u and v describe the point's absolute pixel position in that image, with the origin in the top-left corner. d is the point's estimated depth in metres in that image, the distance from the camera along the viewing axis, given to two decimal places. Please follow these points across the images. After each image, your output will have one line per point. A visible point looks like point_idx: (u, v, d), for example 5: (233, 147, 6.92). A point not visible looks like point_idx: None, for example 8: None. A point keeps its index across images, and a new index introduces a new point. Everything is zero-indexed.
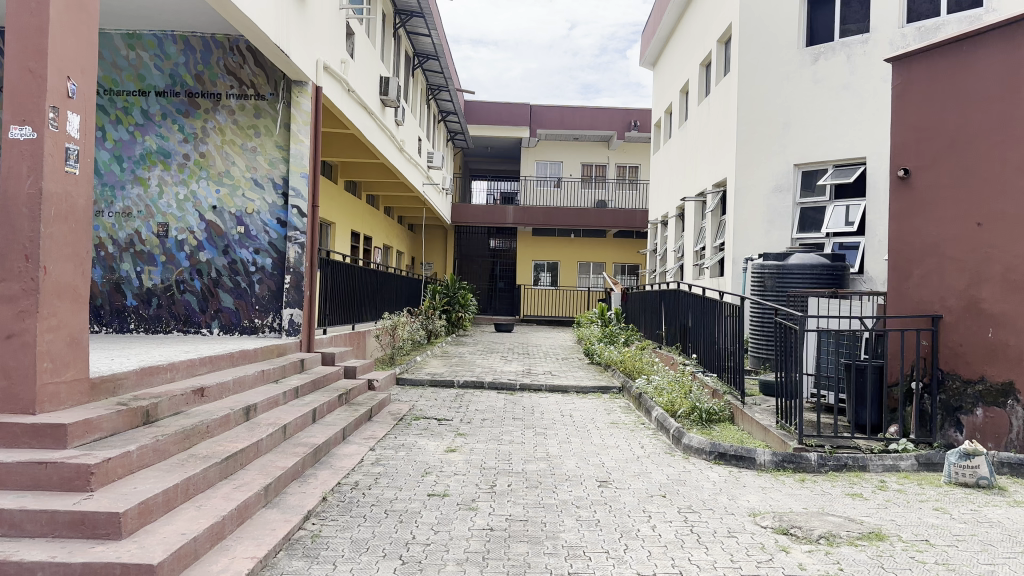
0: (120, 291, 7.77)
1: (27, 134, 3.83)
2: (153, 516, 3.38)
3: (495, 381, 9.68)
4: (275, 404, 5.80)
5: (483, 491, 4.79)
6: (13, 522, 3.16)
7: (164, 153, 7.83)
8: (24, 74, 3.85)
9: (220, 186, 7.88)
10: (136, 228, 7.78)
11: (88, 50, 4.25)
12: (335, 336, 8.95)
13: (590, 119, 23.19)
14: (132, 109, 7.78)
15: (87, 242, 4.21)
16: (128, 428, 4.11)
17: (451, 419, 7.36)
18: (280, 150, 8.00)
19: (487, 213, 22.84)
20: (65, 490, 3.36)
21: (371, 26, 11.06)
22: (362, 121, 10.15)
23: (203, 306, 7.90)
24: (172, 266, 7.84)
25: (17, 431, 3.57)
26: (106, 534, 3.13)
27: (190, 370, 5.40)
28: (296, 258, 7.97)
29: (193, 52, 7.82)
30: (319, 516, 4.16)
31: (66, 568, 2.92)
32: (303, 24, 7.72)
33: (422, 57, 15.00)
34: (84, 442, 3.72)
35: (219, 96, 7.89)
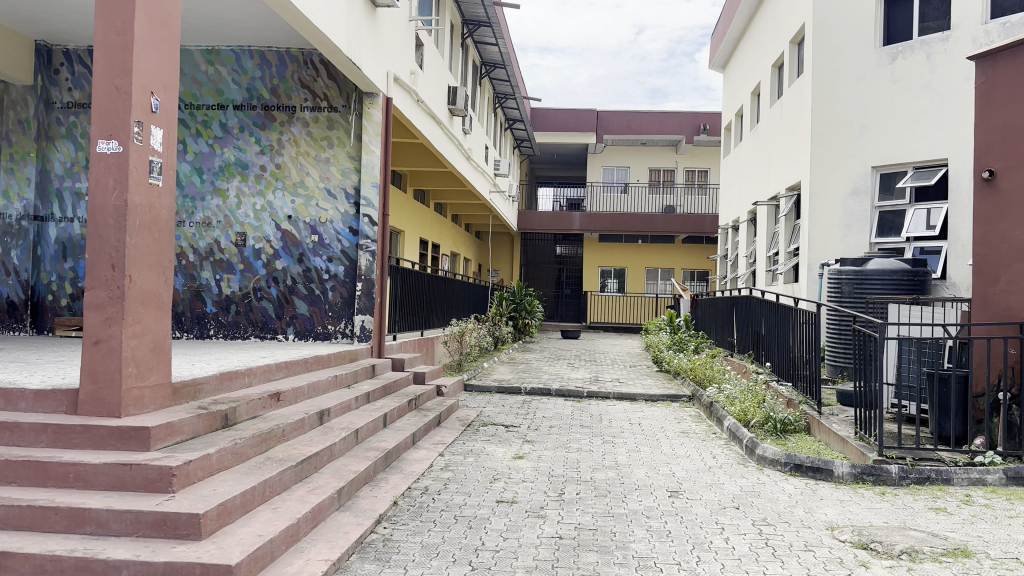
0: (200, 299, 8.09)
1: (114, 147, 4.01)
2: (232, 516, 3.49)
3: (562, 388, 9.64)
4: (347, 408, 5.90)
5: (552, 499, 4.77)
6: (99, 521, 3.29)
7: (242, 165, 8.12)
8: (110, 91, 4.04)
9: (294, 197, 8.11)
10: (215, 238, 8.11)
11: (171, 66, 4.43)
12: (404, 342, 9.06)
13: (658, 124, 22.98)
14: (212, 123, 8.10)
15: (170, 251, 4.39)
16: (207, 431, 4.25)
17: (518, 426, 7.37)
18: (352, 160, 8.14)
19: (554, 219, 22.81)
20: (149, 491, 3.50)
21: (440, 37, 11.22)
22: (431, 130, 10.30)
23: (279, 312, 8.14)
24: (250, 274, 8.11)
25: (105, 433, 3.74)
26: (187, 535, 3.24)
27: (266, 375, 5.55)
28: (368, 266, 8.09)
29: (268, 66, 8.08)
30: (389, 520, 4.22)
31: (150, 567, 3.03)
32: (374, 36, 7.88)
33: (489, 66, 15.13)
34: (166, 445, 3.86)
35: (295, 109, 8.11)
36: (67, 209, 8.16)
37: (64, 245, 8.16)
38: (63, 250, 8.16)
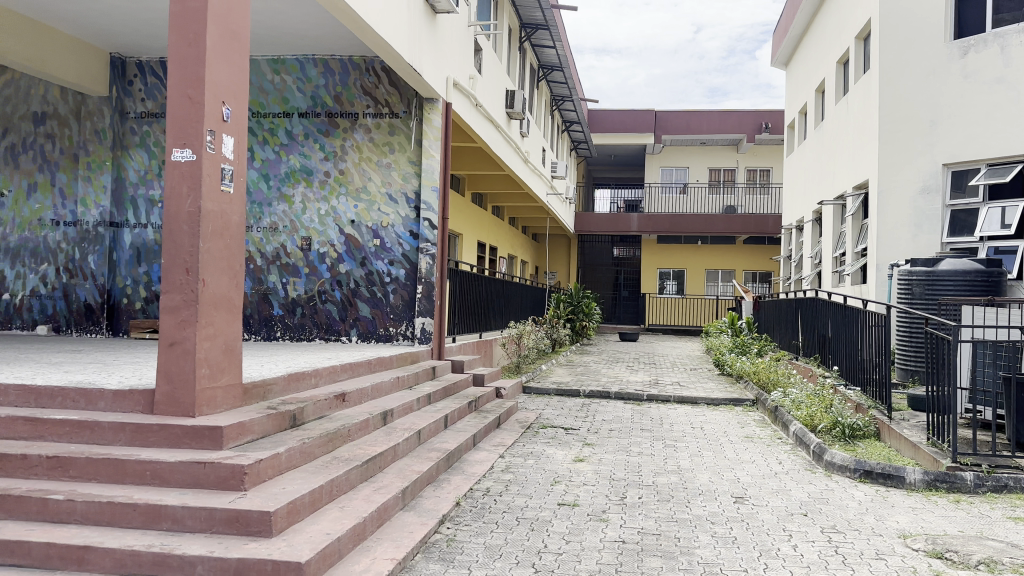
0: (268, 301, 8.32)
1: (188, 156, 4.16)
2: (300, 515, 3.58)
3: (622, 391, 9.57)
4: (409, 410, 5.99)
5: (614, 502, 4.74)
6: (175, 517, 3.40)
7: (307, 171, 8.31)
8: (184, 101, 4.18)
9: (357, 202, 8.27)
10: (282, 242, 8.32)
11: (241, 76, 4.57)
12: (463, 344, 9.14)
13: (718, 123, 22.66)
14: (278, 130, 8.33)
15: (241, 255, 4.52)
16: (276, 430, 4.37)
17: (578, 429, 7.35)
18: (413, 165, 8.25)
19: (611, 221, 22.63)
20: (222, 489, 3.61)
21: (498, 41, 11.28)
22: (490, 134, 10.35)
23: (343, 314, 8.30)
24: (314, 277, 8.30)
25: (180, 432, 3.88)
26: (258, 532, 3.34)
27: (331, 377, 5.66)
28: (428, 269, 8.19)
29: (332, 74, 8.26)
30: (453, 521, 4.26)
31: (223, 564, 3.12)
32: (434, 42, 7.98)
33: (547, 68, 15.14)
34: (238, 444, 3.98)
35: (357, 116, 8.27)
36: (141, 215, 8.49)
37: (139, 250, 8.50)
38: (138, 255, 8.50)
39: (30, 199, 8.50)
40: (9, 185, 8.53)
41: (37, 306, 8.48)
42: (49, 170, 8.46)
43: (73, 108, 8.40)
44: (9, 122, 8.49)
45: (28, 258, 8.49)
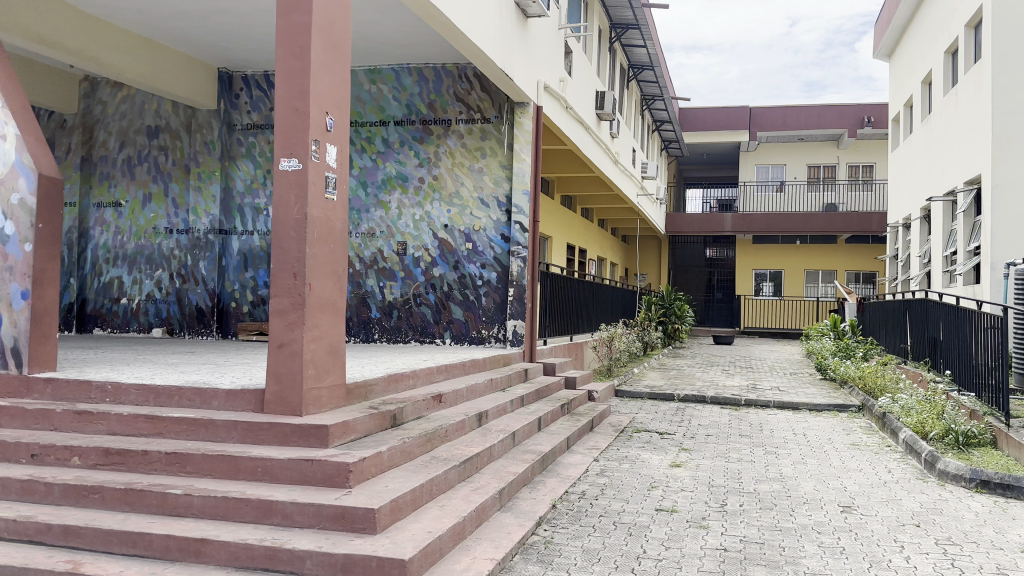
0: (366, 304, 8.58)
1: (294, 165, 4.33)
2: (402, 513, 3.67)
3: (718, 396, 9.36)
4: (504, 412, 6.04)
5: (714, 509, 4.64)
6: (285, 512, 3.54)
7: (402, 178, 8.52)
8: (291, 112, 4.36)
9: (449, 207, 8.41)
10: (379, 247, 8.56)
11: (343, 87, 4.73)
12: (555, 347, 9.14)
13: (817, 118, 21.91)
14: (375, 138, 8.58)
15: (344, 260, 4.68)
16: (378, 430, 4.49)
17: (674, 434, 7.23)
18: (504, 169, 8.31)
19: (704, 221, 22.13)
20: (328, 485, 3.74)
21: (588, 42, 11.25)
22: (580, 136, 10.32)
23: (437, 317, 8.45)
24: (409, 281, 8.50)
25: (288, 430, 4.04)
26: (363, 529, 3.44)
27: (428, 378, 5.77)
28: (520, 272, 8.23)
29: (426, 82, 8.46)
30: (550, 523, 4.27)
31: (331, 559, 3.23)
32: (526, 46, 8.03)
33: (637, 68, 15.00)
34: (342, 442, 4.12)
35: (450, 122, 8.41)
36: (247, 223, 8.88)
37: (246, 256, 8.88)
38: (245, 260, 8.89)
39: (146, 209, 9.06)
40: (127, 196, 9.11)
41: (152, 309, 9.00)
42: (163, 181, 9.00)
43: (184, 121, 8.91)
44: (127, 135, 9.10)
45: (145, 264, 9.03)
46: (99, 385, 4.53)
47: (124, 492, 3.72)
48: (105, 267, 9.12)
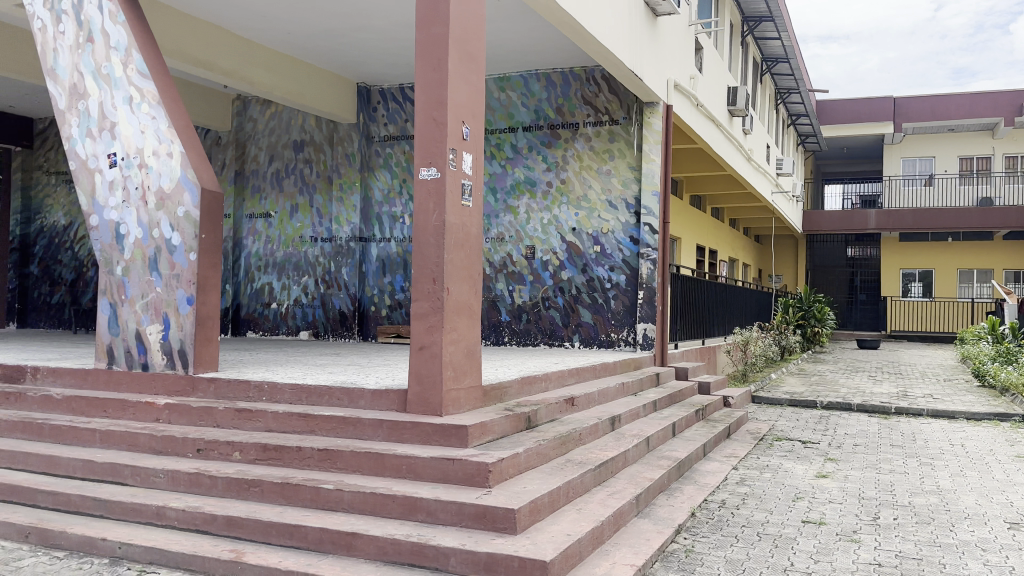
0: (496, 308, 8.74)
1: (433, 174, 4.48)
2: (541, 514, 3.70)
3: (864, 403, 8.84)
4: (636, 416, 5.97)
5: (865, 522, 4.38)
6: (429, 510, 3.66)
7: (530, 182, 8.61)
8: (429, 123, 4.51)
9: (578, 210, 8.41)
10: (508, 252, 8.71)
11: (478, 95, 4.84)
12: (687, 351, 8.93)
13: (969, 106, 20.37)
14: (504, 145, 8.72)
15: (480, 264, 4.78)
16: (514, 431, 4.55)
17: (817, 442, 6.89)
18: (633, 171, 8.22)
19: (844, 219, 20.98)
20: (469, 485, 3.83)
21: (719, 38, 10.96)
22: (711, 134, 10.06)
23: (566, 320, 8.48)
24: (539, 284, 8.58)
25: (430, 430, 4.17)
26: (504, 528, 3.50)
27: (560, 381, 5.80)
28: (649, 274, 8.09)
29: (554, 87, 8.51)
30: (690, 531, 4.18)
31: (474, 557, 3.31)
32: (655, 45, 7.92)
33: (770, 61, 14.45)
34: (480, 442, 4.20)
35: (578, 125, 8.41)
36: (385, 230, 9.24)
37: (383, 262, 9.23)
38: (382, 266, 9.25)
39: (293, 219, 9.63)
40: (276, 208, 9.72)
41: (299, 313, 9.55)
42: (307, 193, 9.54)
43: (327, 135, 9.41)
44: (275, 150, 9.71)
45: (292, 271, 9.60)
46: (256, 384, 4.86)
47: (281, 486, 3.96)
48: (257, 274, 9.78)
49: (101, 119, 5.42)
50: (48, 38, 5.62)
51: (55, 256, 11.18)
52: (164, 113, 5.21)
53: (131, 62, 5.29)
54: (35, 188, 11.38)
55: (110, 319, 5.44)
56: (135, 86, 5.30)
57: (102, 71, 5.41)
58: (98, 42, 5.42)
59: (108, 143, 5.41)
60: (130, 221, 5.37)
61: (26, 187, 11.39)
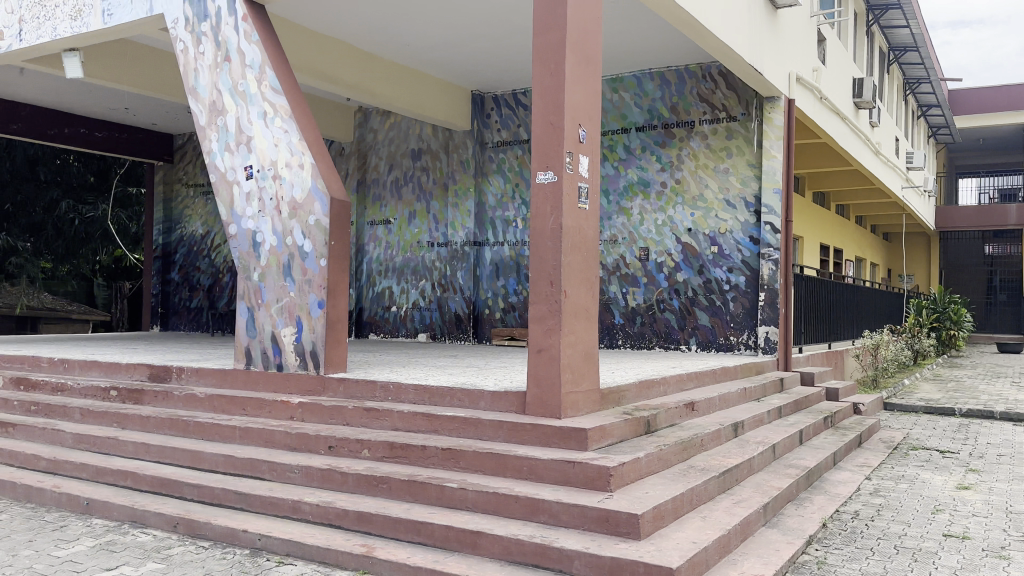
0: (609, 310, 8.70)
1: (550, 177, 4.50)
2: (665, 520, 3.65)
3: (1010, 412, 8.19)
4: (760, 422, 5.77)
5: (1017, 539, 4.06)
6: (551, 512, 3.68)
7: (644, 183, 8.51)
8: (547, 128, 4.54)
9: (694, 210, 8.24)
10: (621, 254, 8.65)
11: (594, 98, 4.83)
12: (811, 355, 8.56)
13: None
14: (616, 146, 8.66)
15: (597, 267, 4.76)
16: (633, 435, 4.51)
17: (958, 453, 6.44)
18: (752, 168, 7.96)
19: (981, 214, 19.57)
20: (590, 488, 3.82)
21: (843, 29, 10.47)
22: (835, 128, 9.61)
23: (682, 323, 8.32)
24: (653, 286, 8.48)
25: (550, 432, 4.19)
26: (627, 533, 3.47)
27: (679, 385, 5.70)
28: (771, 275, 7.80)
29: (669, 85, 8.37)
30: (820, 542, 4.01)
31: (598, 561, 3.30)
32: (775, 38, 7.64)
33: (899, 50, 13.67)
34: (600, 446, 4.19)
35: (694, 124, 8.24)
36: (499, 234, 9.36)
37: (498, 265, 9.36)
38: (497, 270, 9.39)
39: (411, 225, 9.92)
40: (395, 214, 10.05)
41: (417, 316, 9.83)
42: (424, 200, 9.80)
43: (443, 143, 9.64)
44: (394, 158, 10.05)
45: (410, 275, 9.90)
46: (382, 385, 5.04)
47: (407, 484, 4.08)
48: (378, 279, 10.17)
49: (239, 134, 5.77)
50: (191, 59, 6.02)
51: (194, 263, 11.99)
52: (295, 127, 5.49)
53: (265, 79, 5.61)
54: (176, 200, 12.24)
55: (248, 322, 5.78)
56: (269, 102, 5.61)
57: (238, 88, 5.75)
58: (235, 61, 5.77)
59: (245, 156, 5.76)
60: (266, 230, 5.69)
61: (169, 199, 12.29)
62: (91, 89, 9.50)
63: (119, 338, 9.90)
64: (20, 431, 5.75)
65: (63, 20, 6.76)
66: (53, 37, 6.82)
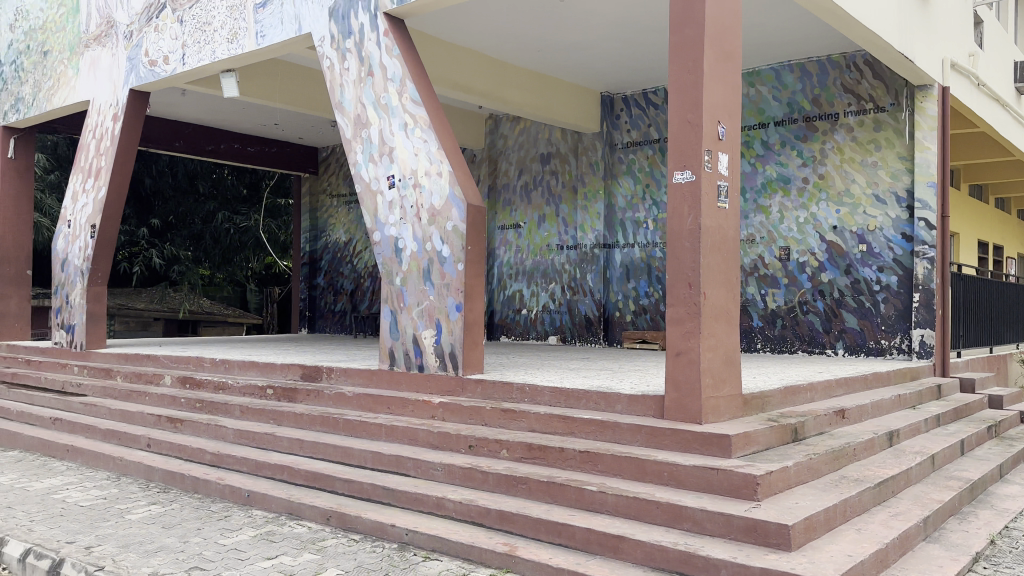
0: (748, 313, 8.41)
1: (688, 177, 4.40)
2: (817, 532, 3.48)
3: None
4: (917, 431, 5.38)
5: None
6: (695, 519, 3.58)
7: (784, 180, 8.18)
8: (684, 126, 4.44)
9: (839, 207, 7.83)
10: (760, 254, 8.34)
11: (734, 93, 4.67)
12: (972, 360, 7.91)
13: None
14: (754, 142, 8.37)
15: (738, 268, 4.61)
16: (779, 443, 4.32)
17: None
18: (903, 161, 7.46)
19: None
20: (736, 496, 3.70)
21: (1002, 8, 9.65)
22: (995, 116, 8.86)
23: (827, 326, 7.92)
24: (795, 287, 8.11)
25: (691, 438, 4.09)
26: (777, 544, 3.33)
27: (827, 392, 5.41)
28: (926, 274, 7.28)
29: (809, 77, 8.00)
30: (990, 561, 3.70)
31: (747, 570, 3.18)
32: (927, 22, 7.14)
33: None
34: (744, 453, 4.04)
35: (838, 116, 7.83)
36: (630, 236, 9.25)
37: (628, 268, 9.24)
38: (627, 272, 9.25)
39: (541, 229, 9.99)
40: (525, 218, 10.16)
41: (548, 319, 9.88)
42: (554, 203, 9.84)
43: (572, 146, 9.65)
44: (524, 163, 10.16)
45: (541, 279, 9.96)
46: (518, 386, 5.09)
47: (547, 486, 4.10)
48: (508, 282, 10.31)
49: (381, 145, 6.02)
50: (336, 75, 6.34)
51: (337, 269, 12.62)
52: (434, 136, 5.67)
53: (406, 91, 5.82)
54: (320, 210, 12.93)
55: (391, 324, 6.00)
56: (409, 113, 5.82)
57: (381, 101, 6.00)
58: (377, 75, 6.02)
59: (387, 166, 5.99)
60: (406, 236, 5.90)
61: (314, 209, 13.02)
62: (243, 107, 10.19)
63: (265, 339, 11.17)
64: (187, 426, 6.23)
65: (221, 43, 7.27)
66: (213, 59, 7.35)
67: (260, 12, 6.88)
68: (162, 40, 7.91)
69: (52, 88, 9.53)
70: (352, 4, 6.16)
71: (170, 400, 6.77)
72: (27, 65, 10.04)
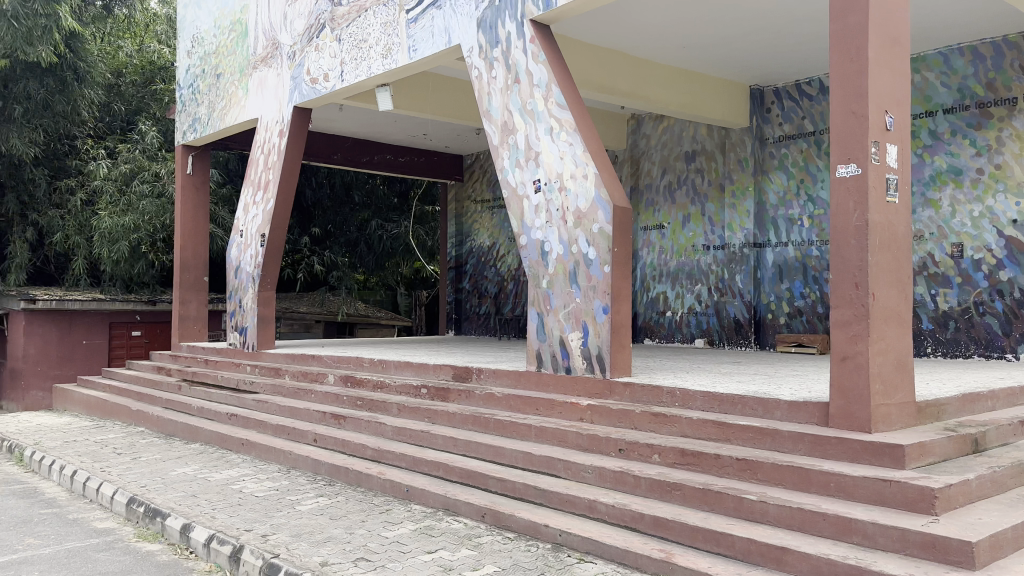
0: (915, 315, 7.83)
1: (853, 171, 4.16)
2: (1006, 552, 3.18)
3: None
4: None
5: None
6: (865, 532, 3.37)
7: (955, 171, 7.55)
8: (848, 118, 4.21)
9: (1019, 199, 7.12)
10: (929, 251, 7.75)
11: (903, 80, 4.37)
12: None
13: None
14: (919, 132, 7.80)
15: (909, 267, 4.30)
16: (958, 455, 3.99)
17: None
18: None
19: None
20: (911, 510, 3.45)
21: None
22: None
23: (1008, 328, 7.22)
24: (969, 287, 7.47)
25: (858, 446, 3.86)
26: (960, 563, 3.08)
27: (1011, 400, 4.94)
28: None
29: (983, 60, 7.35)
30: None
31: None
32: None
33: None
34: (919, 465, 3.76)
35: (1018, 100, 7.13)
36: (782, 234, 8.85)
37: (781, 268, 8.84)
38: (780, 273, 8.85)
39: (686, 229, 9.78)
40: (669, 219, 9.97)
41: (694, 322, 9.64)
42: (700, 202, 9.60)
43: (719, 143, 9.37)
44: (667, 163, 9.98)
45: (686, 280, 9.74)
46: (669, 390, 5.00)
47: (703, 492, 4.01)
48: (652, 283, 10.16)
49: (527, 150, 6.10)
50: (485, 84, 6.50)
51: (482, 272, 12.92)
52: (580, 139, 5.68)
53: (552, 96, 5.87)
54: (466, 215, 13.28)
55: (537, 327, 6.06)
56: (555, 118, 5.87)
57: (527, 107, 6.09)
58: (524, 82, 6.12)
59: (534, 171, 6.07)
60: (553, 240, 5.95)
61: (459, 215, 13.39)
62: (394, 119, 10.68)
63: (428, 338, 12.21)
64: (349, 423, 6.59)
65: (376, 59, 7.64)
66: (368, 75, 7.74)
67: (412, 27, 7.18)
68: (322, 59, 8.42)
69: (224, 108, 10.38)
70: (499, 14, 6.30)
71: (333, 398, 7.19)
72: (202, 87, 10.99)
